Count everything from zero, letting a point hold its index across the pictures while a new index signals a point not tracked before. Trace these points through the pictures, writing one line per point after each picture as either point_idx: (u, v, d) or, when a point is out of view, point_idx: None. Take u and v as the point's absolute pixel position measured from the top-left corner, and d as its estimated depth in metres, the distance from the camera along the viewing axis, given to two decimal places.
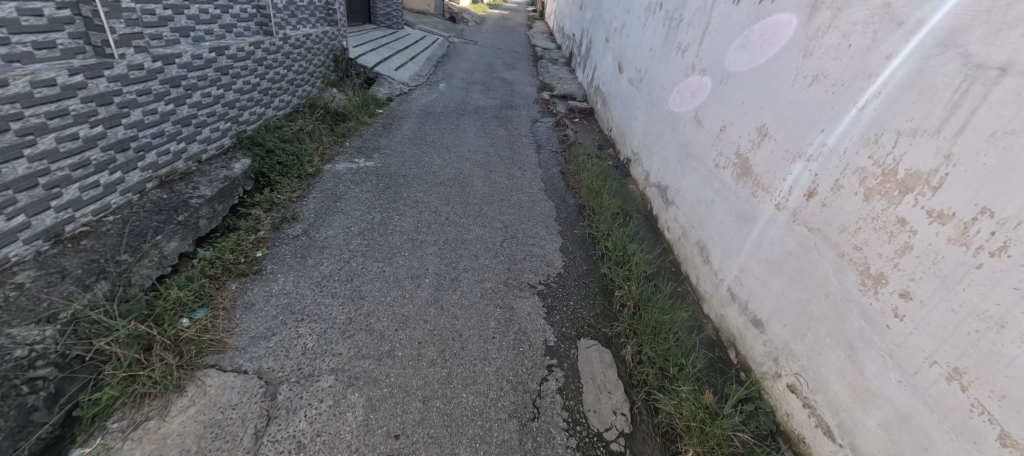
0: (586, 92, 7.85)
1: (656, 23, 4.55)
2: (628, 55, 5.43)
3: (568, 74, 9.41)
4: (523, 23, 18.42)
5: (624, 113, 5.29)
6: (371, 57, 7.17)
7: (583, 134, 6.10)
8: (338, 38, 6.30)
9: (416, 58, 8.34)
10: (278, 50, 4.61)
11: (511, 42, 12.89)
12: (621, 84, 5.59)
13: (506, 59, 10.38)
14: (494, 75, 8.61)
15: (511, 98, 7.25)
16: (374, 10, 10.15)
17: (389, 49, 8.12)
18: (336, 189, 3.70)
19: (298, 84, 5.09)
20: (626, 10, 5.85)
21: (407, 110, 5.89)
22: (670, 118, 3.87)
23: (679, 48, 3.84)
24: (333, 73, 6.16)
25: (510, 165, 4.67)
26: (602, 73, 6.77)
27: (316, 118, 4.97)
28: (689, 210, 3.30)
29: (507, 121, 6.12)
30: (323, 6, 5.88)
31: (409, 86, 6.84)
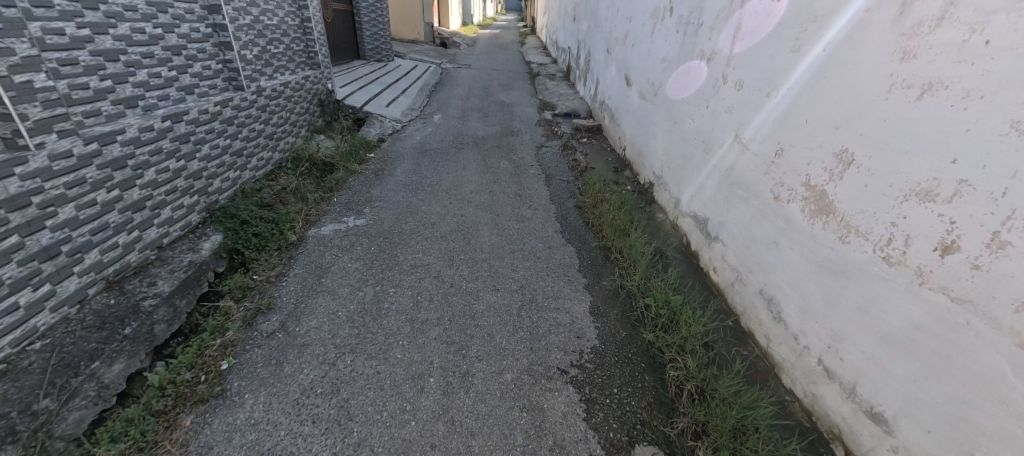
0: (590, 107, 7.33)
1: (667, 30, 4.03)
2: (636, 66, 4.91)
3: (569, 89, 8.90)
4: (515, 39, 18.06)
5: (640, 131, 4.74)
6: (360, 96, 6.75)
7: (595, 155, 5.54)
8: (322, 81, 5.89)
9: (408, 91, 7.93)
10: (251, 105, 4.17)
11: (505, 61, 12.46)
12: (632, 99, 5.05)
13: (502, 80, 9.94)
14: (491, 99, 8.15)
15: (512, 122, 6.75)
16: (362, 45, 9.83)
17: (379, 84, 7.73)
18: (321, 259, 3.19)
19: (279, 137, 4.65)
20: (627, 18, 5.35)
21: (401, 151, 5.42)
22: (699, 138, 3.31)
23: (701, 57, 3.30)
24: (319, 118, 5.73)
25: (519, 205, 4.14)
26: (607, 87, 6.25)
27: (301, 172, 4.50)
28: (741, 250, 2.71)
29: (510, 149, 5.61)
30: (303, 50, 5.49)
31: (402, 122, 6.40)
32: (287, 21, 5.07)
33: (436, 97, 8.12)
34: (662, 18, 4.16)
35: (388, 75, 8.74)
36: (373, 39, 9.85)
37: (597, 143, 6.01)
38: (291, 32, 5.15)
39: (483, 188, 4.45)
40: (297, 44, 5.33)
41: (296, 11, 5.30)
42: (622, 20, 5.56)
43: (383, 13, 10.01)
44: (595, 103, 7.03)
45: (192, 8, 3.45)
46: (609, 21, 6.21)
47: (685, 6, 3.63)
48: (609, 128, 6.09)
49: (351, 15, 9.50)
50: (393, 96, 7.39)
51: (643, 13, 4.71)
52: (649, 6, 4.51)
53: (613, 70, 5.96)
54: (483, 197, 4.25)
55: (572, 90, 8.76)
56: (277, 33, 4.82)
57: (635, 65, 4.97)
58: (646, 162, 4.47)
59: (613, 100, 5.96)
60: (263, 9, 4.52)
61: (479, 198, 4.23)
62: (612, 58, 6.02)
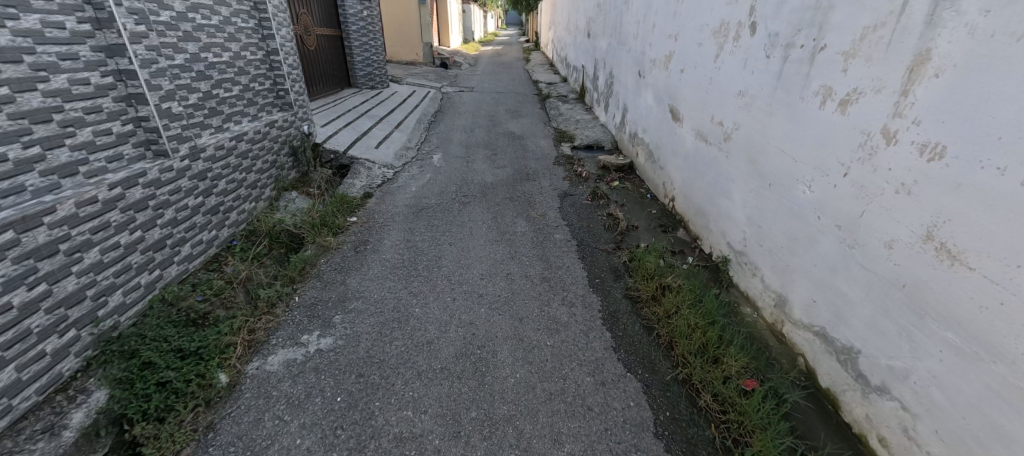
0: (617, 138, 6.22)
1: (743, 54, 2.92)
2: (689, 97, 3.80)
3: (586, 114, 7.82)
4: (520, 56, 17.10)
5: (699, 182, 3.62)
6: (346, 136, 5.69)
7: (635, 207, 4.42)
8: (295, 123, 4.83)
9: (405, 125, 6.88)
10: (182, 174, 3.01)
11: (511, 82, 11.44)
12: (684, 137, 3.93)
13: (509, 105, 8.88)
14: (499, 130, 7.07)
15: (526, 161, 5.65)
16: (353, 72, 8.83)
17: (371, 119, 6.69)
18: (256, 430, 2.07)
19: (227, 206, 3.49)
20: (668, 36, 4.24)
21: (390, 209, 4.31)
22: (826, 218, 2.20)
23: (825, 97, 2.18)
24: (291, 170, 4.65)
25: (548, 297, 3.01)
26: (641, 117, 5.14)
27: (255, 254, 3.40)
28: (957, 434, 1.62)
29: (530, 202, 4.49)
30: (269, 88, 4.44)
31: (394, 167, 5.32)
32: (244, 56, 4.01)
33: (436, 129, 7.07)
34: (733, 36, 3.05)
35: (382, 105, 7.72)
36: (365, 64, 8.86)
37: (633, 188, 4.88)
38: (250, 69, 4.09)
39: (498, 267, 3.34)
40: (260, 83, 4.27)
41: (258, 43, 4.25)
42: (660, 37, 4.45)
43: (376, 36, 9.03)
44: (623, 135, 5.91)
45: (75, 52, 2.37)
46: (640, 37, 5.11)
47: (783, 21, 2.51)
48: (646, 167, 4.96)
49: (341, 41, 8.52)
50: (386, 132, 6.34)
51: (697, 29, 3.59)
52: (709, 21, 3.40)
53: (649, 99, 4.85)
54: (499, 285, 3.13)
55: (590, 115, 7.66)
56: (229, 72, 3.77)
57: (687, 94, 3.84)
58: (715, 226, 3.34)
59: (651, 133, 4.84)
60: (206, 44, 3.46)
61: (494, 288, 3.11)
62: (647, 84, 4.90)
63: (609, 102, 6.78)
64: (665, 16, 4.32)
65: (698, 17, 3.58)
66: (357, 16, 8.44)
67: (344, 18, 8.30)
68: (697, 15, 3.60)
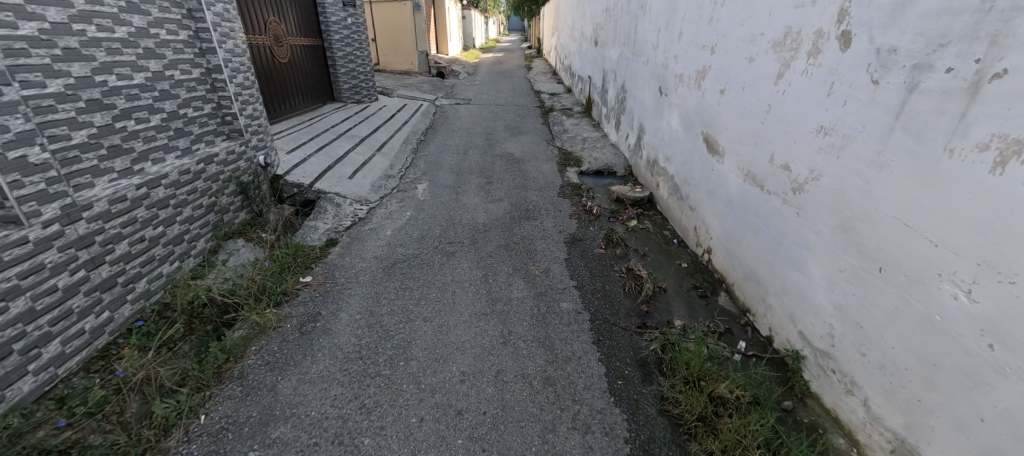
0: (632, 162, 5.37)
1: (825, 76, 2.10)
2: (731, 125, 2.97)
3: (594, 131, 6.98)
4: (521, 64, 16.31)
5: (748, 237, 2.78)
6: (316, 164, 4.86)
7: (661, 258, 3.55)
8: (248, 154, 4.00)
9: (389, 146, 6.06)
10: (46, 246, 2.21)
11: (511, 93, 10.61)
12: (724, 175, 3.09)
13: (509, 120, 8.04)
14: (496, 151, 6.23)
15: (527, 193, 4.80)
16: (336, 85, 8.03)
17: (349, 140, 5.86)
18: None
19: (132, 275, 2.67)
20: (700, 46, 3.41)
21: (356, 263, 3.46)
22: (1008, 351, 1.39)
23: (1011, 157, 1.37)
24: (240, 211, 3.82)
25: (553, 417, 2.15)
26: (663, 143, 4.29)
27: (165, 341, 2.58)
28: None
29: (530, 252, 3.64)
30: (210, 114, 3.61)
31: (370, 202, 4.49)
32: (171, 76, 3.21)
33: (424, 151, 6.24)
34: (806, 50, 2.22)
35: (366, 123, 6.91)
36: (350, 77, 8.05)
37: (656, 230, 4.01)
38: (180, 92, 3.29)
39: (485, 361, 2.48)
40: (195, 108, 3.46)
41: (194, 59, 3.45)
42: (689, 48, 3.62)
43: (362, 45, 8.24)
44: (640, 161, 5.05)
45: None
46: (661, 47, 4.29)
47: (904, 31, 1.69)
48: (670, 204, 4.10)
49: (322, 51, 7.72)
50: (366, 157, 5.52)
51: (744, 39, 2.77)
52: (763, 29, 2.57)
53: (674, 121, 4.01)
54: (486, 394, 2.27)
55: (599, 133, 6.81)
56: (144, 98, 2.95)
57: (728, 122, 3.01)
58: (777, 302, 2.50)
59: (676, 162, 3.99)
60: (104, 64, 2.65)
61: (478, 398, 2.25)
62: (671, 103, 4.06)
63: (620, 120, 5.94)
64: (696, 21, 3.50)
65: (746, 24, 2.76)
66: (340, 24, 7.66)
67: (326, 26, 7.53)
68: (744, 22, 2.78)
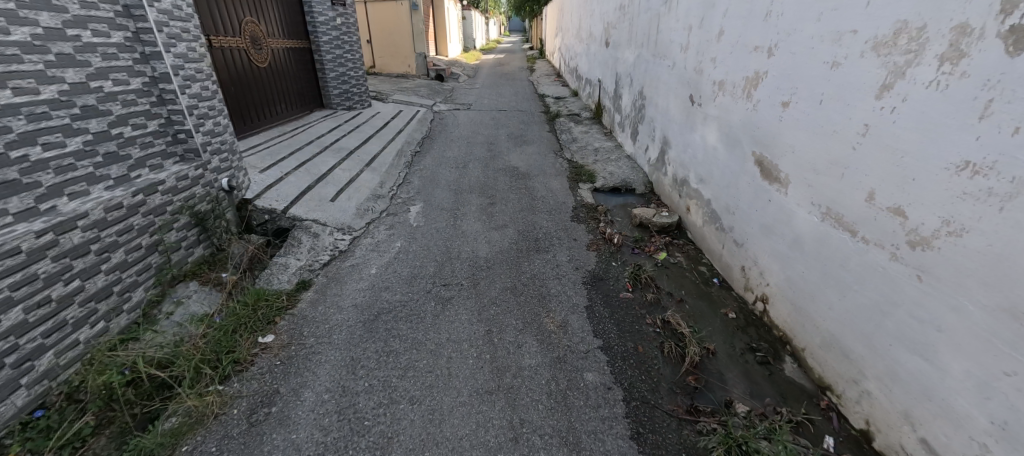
0: (654, 179, 4.74)
1: (975, 89, 1.50)
2: (799, 147, 2.34)
3: (607, 140, 6.34)
4: (523, 66, 15.66)
5: (828, 294, 2.16)
6: (293, 185, 4.24)
7: (702, 306, 2.92)
8: (208, 178, 3.39)
9: (380, 160, 5.44)
10: None
11: (514, 97, 9.98)
12: (786, 208, 2.47)
13: (512, 128, 7.40)
14: (499, 164, 5.60)
15: (535, 216, 4.17)
16: (325, 91, 7.38)
17: (335, 154, 5.23)
18: None
19: (28, 351, 2.07)
20: (749, 47, 2.79)
21: (330, 314, 2.83)
22: None
23: None
24: (196, 247, 3.20)
25: None
26: (695, 161, 3.67)
27: (67, 442, 1.96)
28: None
29: (542, 297, 3.01)
30: (154, 132, 3.00)
31: (354, 229, 3.86)
32: (99, 88, 2.61)
33: (419, 165, 5.61)
34: (933, 53, 1.62)
35: (356, 133, 6.28)
36: (340, 82, 7.41)
37: (690, 266, 3.38)
38: (113, 107, 2.68)
39: None
40: (134, 125, 2.85)
41: (133, 66, 2.85)
42: (732, 50, 3.00)
43: (353, 47, 7.61)
44: (664, 179, 4.41)
45: None
46: (692, 48, 3.66)
47: None
48: (707, 235, 3.47)
49: (309, 54, 7.07)
50: (352, 173, 4.88)
51: (822, 38, 2.15)
52: (855, 25, 1.96)
53: (710, 136, 3.38)
54: None
55: (613, 143, 6.18)
56: (56, 117, 2.35)
57: (795, 143, 2.38)
58: (882, 388, 1.89)
59: (713, 185, 3.36)
60: None
61: None
62: (706, 115, 3.43)
63: (638, 130, 5.31)
64: (742, 17, 2.87)
65: (824, 18, 2.14)
66: (328, 25, 7.04)
67: (313, 27, 6.92)
68: (820, 16, 2.16)
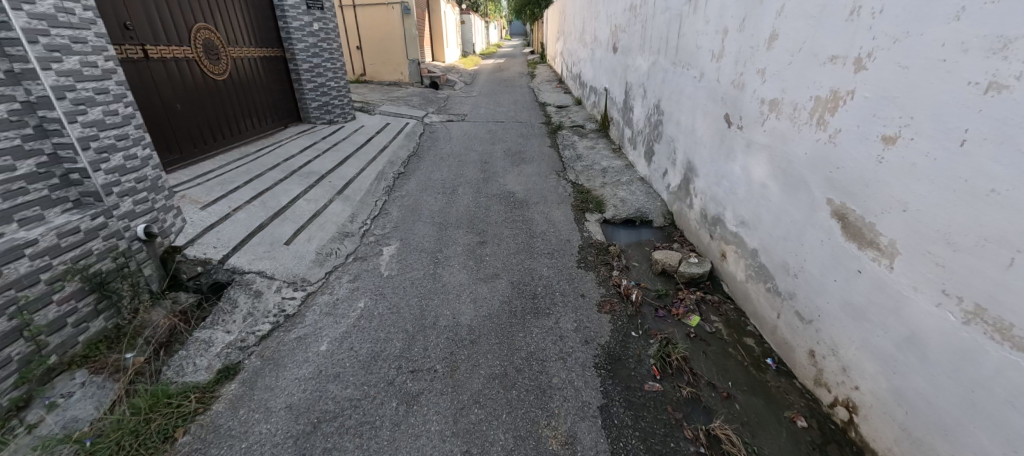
0: (676, 209, 3.98)
1: None
2: (915, 207, 1.61)
3: (617, 158, 5.58)
4: (523, 72, 14.93)
5: (984, 437, 1.43)
6: (240, 225, 3.50)
7: (759, 405, 2.15)
8: (115, 226, 2.66)
9: (355, 186, 4.70)
10: None
11: (513, 107, 9.23)
12: (889, 289, 1.73)
13: (510, 142, 6.66)
14: (493, 189, 4.85)
15: (534, 261, 3.41)
16: (303, 103, 6.63)
17: (301, 180, 4.50)
18: None
19: None
20: (821, 58, 2.06)
21: (252, 425, 2.08)
22: None
23: None
24: (91, 321, 2.47)
25: None
26: (736, 197, 2.91)
27: None
28: None
29: (540, 391, 2.25)
30: (27, 175, 2.29)
31: (309, 281, 3.11)
32: None
33: (401, 190, 4.87)
34: None
35: (332, 152, 5.55)
36: (319, 93, 6.67)
37: (732, 337, 2.61)
38: None
39: None
40: None
41: None
42: (794, 61, 2.26)
43: (334, 54, 6.88)
44: (689, 213, 3.65)
45: None
46: (730, 57, 2.91)
47: None
48: (752, 294, 2.70)
49: (283, 62, 6.32)
50: (319, 204, 4.14)
51: (965, 47, 1.43)
52: None
53: (759, 170, 2.62)
54: None
55: (623, 163, 5.42)
56: None
57: (908, 198, 1.63)
58: None
59: (763, 234, 2.59)
60: None
61: None
62: (751, 142, 2.68)
63: (654, 149, 4.55)
64: (809, 17, 2.14)
65: (969, 17, 1.42)
66: (304, 30, 6.31)
67: (286, 33, 6.20)
68: (961, 13, 1.44)
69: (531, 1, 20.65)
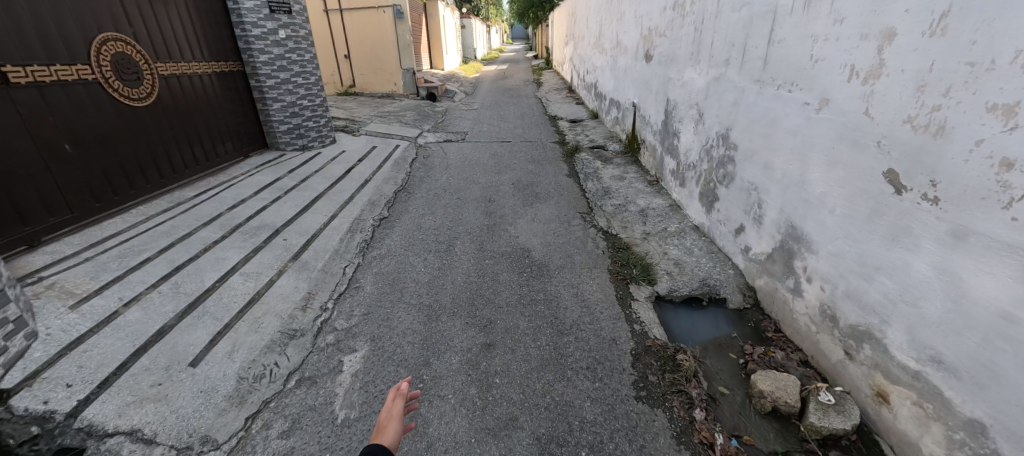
0: (762, 287, 2.80)
1: None
2: None
3: (657, 195, 4.41)
4: (529, 79, 13.75)
5: None
6: (128, 332, 2.35)
7: None
8: None
9: (318, 245, 3.53)
10: None
11: (520, 122, 8.06)
12: None
13: (520, 170, 5.49)
14: (500, 245, 3.68)
15: (570, 389, 2.23)
16: (269, 126, 5.45)
17: (244, 241, 3.34)
18: None
19: None
20: None
21: None
22: None
23: None
24: None
25: None
26: (914, 313, 1.75)
27: None
28: None
29: None
30: None
31: (214, 441, 1.95)
32: None
33: (381, 247, 3.70)
34: None
35: (297, 191, 4.39)
36: (289, 114, 5.48)
37: None
38: None
39: None
40: None
41: None
42: None
43: (308, 67, 5.68)
44: (793, 303, 2.47)
45: None
46: (902, 80, 1.75)
47: None
48: None
49: (242, 78, 5.14)
50: (262, 280, 2.97)
51: None
52: None
53: (990, 285, 1.49)
54: None
55: (667, 203, 4.23)
56: None
57: None
58: None
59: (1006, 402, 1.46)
60: None
61: None
62: (967, 232, 1.55)
63: (719, 194, 3.36)
64: None
65: None
66: (269, 38, 5.12)
67: (242, 43, 5.03)
68: None
69: (535, 4, 19.59)
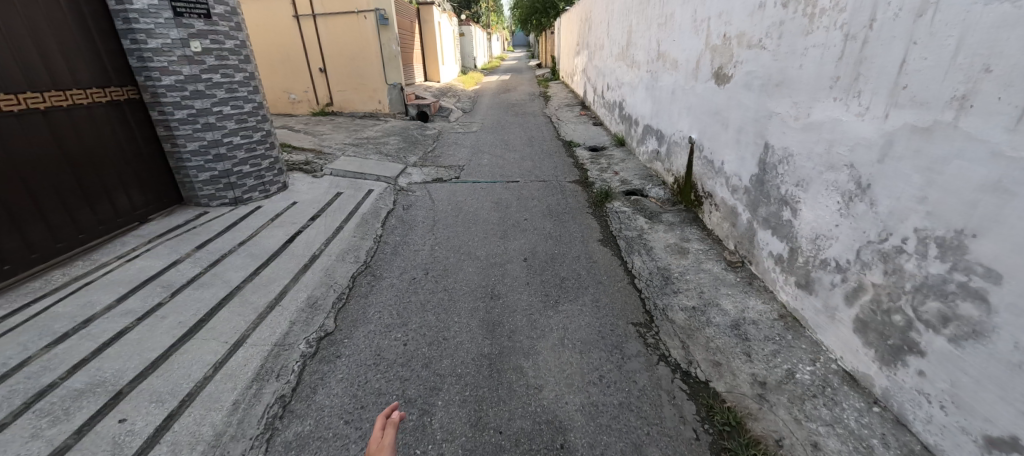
0: None
1: None
2: None
3: (753, 292, 2.85)
4: (534, 92, 12.25)
5: None
6: None
7: None
8: None
9: (184, 424, 1.98)
10: None
11: (528, 151, 6.51)
12: None
13: (534, 233, 3.93)
14: (514, 414, 2.11)
15: None
16: (183, 174, 3.86)
17: (34, 435, 1.82)
18: None
19: None
20: None
21: None
22: None
23: None
24: None
25: None
26: None
27: None
28: None
29: None
30: None
31: None
32: None
33: (305, 413, 2.13)
34: None
35: (194, 287, 2.85)
36: (211, 157, 3.88)
37: None
38: None
39: None
40: None
41: None
42: None
43: (240, 90, 3.98)
44: None
45: None
46: None
47: None
48: None
49: (137, 110, 3.55)
50: None
51: None
52: None
53: None
54: None
55: (773, 311, 2.66)
56: None
57: None
58: None
59: None
60: None
61: None
62: None
63: (923, 344, 1.80)
64: None
65: None
66: (174, 52, 3.52)
67: (135, 59, 3.45)
68: None
69: (539, 10, 18.25)
